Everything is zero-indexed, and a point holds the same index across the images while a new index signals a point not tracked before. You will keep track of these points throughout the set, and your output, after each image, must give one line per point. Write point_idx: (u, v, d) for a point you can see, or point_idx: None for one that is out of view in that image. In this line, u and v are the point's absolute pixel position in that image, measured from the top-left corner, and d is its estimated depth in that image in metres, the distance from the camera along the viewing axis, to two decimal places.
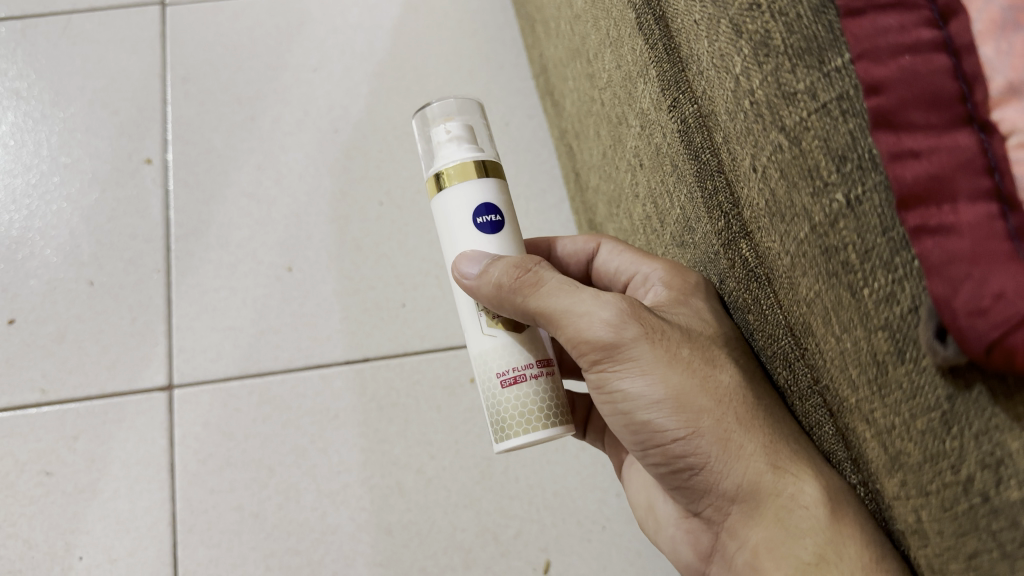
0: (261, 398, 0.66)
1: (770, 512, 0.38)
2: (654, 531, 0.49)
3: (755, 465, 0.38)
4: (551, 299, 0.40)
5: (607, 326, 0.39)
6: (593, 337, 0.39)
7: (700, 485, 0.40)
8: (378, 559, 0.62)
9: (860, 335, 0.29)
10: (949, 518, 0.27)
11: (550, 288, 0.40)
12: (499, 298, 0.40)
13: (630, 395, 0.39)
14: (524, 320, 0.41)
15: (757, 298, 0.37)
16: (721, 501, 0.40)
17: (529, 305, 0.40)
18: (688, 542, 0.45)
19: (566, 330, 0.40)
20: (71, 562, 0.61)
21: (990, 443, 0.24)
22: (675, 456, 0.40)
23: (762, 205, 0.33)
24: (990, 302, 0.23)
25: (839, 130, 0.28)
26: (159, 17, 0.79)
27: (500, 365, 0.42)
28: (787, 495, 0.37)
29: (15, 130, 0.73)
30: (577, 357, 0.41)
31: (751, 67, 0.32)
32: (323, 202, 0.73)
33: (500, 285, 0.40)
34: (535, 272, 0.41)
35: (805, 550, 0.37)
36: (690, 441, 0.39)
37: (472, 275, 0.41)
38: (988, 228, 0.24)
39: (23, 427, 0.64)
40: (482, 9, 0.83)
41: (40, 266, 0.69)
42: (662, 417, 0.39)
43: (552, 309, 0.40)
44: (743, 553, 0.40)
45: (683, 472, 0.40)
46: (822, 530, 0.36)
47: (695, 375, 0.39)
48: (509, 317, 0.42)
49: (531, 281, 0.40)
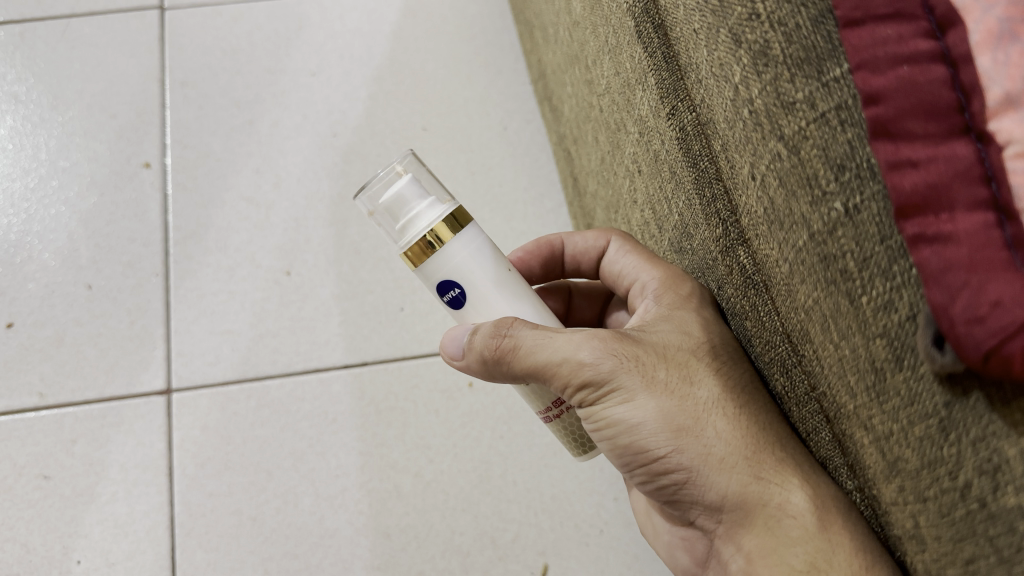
0: (259, 401, 0.66)
1: (760, 522, 0.39)
2: (653, 536, 0.50)
3: (741, 475, 0.39)
4: (528, 353, 0.41)
5: (586, 372, 0.40)
6: (575, 378, 0.40)
7: (687, 500, 0.41)
8: (376, 563, 0.62)
9: (859, 343, 0.29)
10: (947, 524, 0.27)
11: (528, 341, 0.41)
12: (483, 360, 0.42)
13: (615, 423, 0.41)
14: (510, 375, 0.43)
15: (755, 304, 0.37)
16: (711, 514, 0.41)
17: (509, 360, 0.41)
18: (686, 548, 0.46)
19: (550, 378, 0.41)
20: (69, 566, 0.60)
21: (987, 450, 0.25)
22: (660, 473, 0.41)
23: (761, 212, 0.34)
24: (988, 310, 0.23)
25: (839, 138, 0.28)
26: (158, 21, 0.79)
27: (536, 411, 0.47)
28: (774, 505, 0.38)
29: (15, 134, 0.73)
30: (564, 396, 0.42)
31: (749, 76, 0.32)
32: (322, 206, 0.73)
33: (482, 353, 0.42)
34: (510, 336, 0.41)
35: (796, 558, 0.37)
36: (670, 462, 0.40)
37: (458, 356, 0.44)
38: (985, 237, 0.24)
39: (21, 430, 0.64)
40: (481, 14, 0.83)
41: (38, 269, 0.68)
42: (645, 440, 0.40)
43: (530, 362, 0.41)
44: (737, 560, 0.40)
45: (671, 490, 0.42)
46: (814, 537, 0.36)
47: (674, 395, 0.40)
48: (495, 373, 0.43)
49: (509, 347, 0.41)
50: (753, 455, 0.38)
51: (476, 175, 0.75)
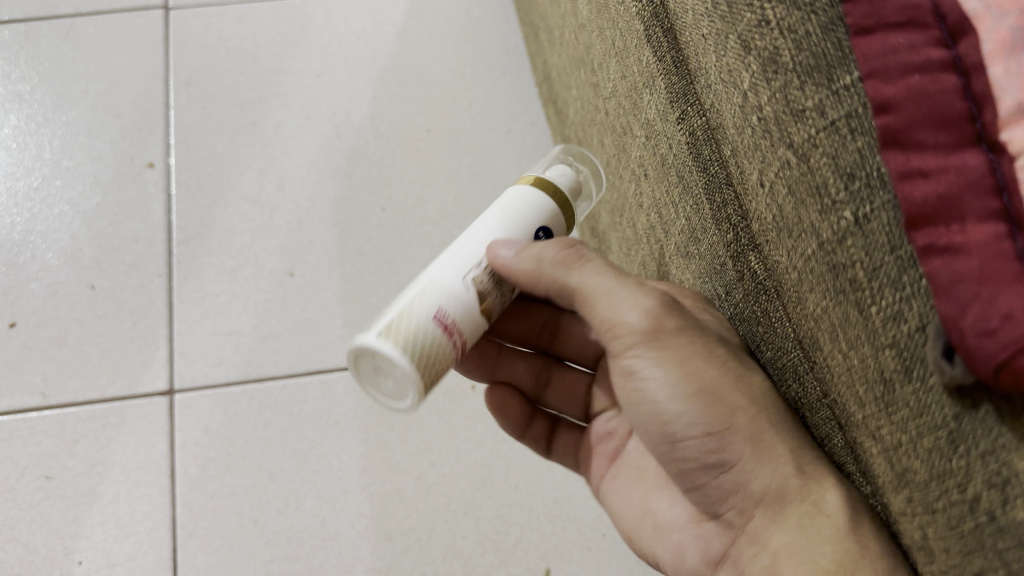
0: (262, 403, 0.66)
1: (793, 518, 0.37)
2: (651, 539, 0.46)
3: (783, 467, 0.36)
4: (592, 276, 0.40)
5: (645, 313, 0.39)
6: (631, 323, 0.39)
7: (725, 482, 0.39)
8: (377, 566, 0.62)
9: (867, 353, 0.28)
10: (955, 536, 0.27)
11: (594, 266, 0.40)
12: (538, 270, 0.39)
13: (663, 383, 0.38)
14: (558, 296, 0.41)
15: (765, 310, 0.37)
16: (745, 502, 0.39)
17: (569, 278, 0.39)
18: (699, 546, 0.43)
19: (602, 314, 0.39)
20: (71, 566, 0.60)
21: (996, 462, 0.25)
22: (704, 450, 0.38)
23: (771, 220, 0.33)
24: (998, 323, 0.23)
25: (848, 147, 0.28)
26: (162, 21, 0.79)
27: (446, 303, 0.38)
28: (809, 500, 0.36)
29: (18, 133, 0.73)
30: (607, 341, 0.40)
31: (758, 83, 0.32)
32: (326, 208, 0.73)
33: (542, 260, 0.39)
34: (578, 253, 0.40)
35: (824, 557, 0.35)
36: (724, 435, 0.38)
37: (510, 253, 0.39)
38: (996, 249, 0.24)
39: (22, 430, 0.64)
40: (484, 16, 0.82)
41: (41, 269, 0.68)
42: (695, 405, 0.38)
43: (591, 287, 0.39)
44: (762, 557, 0.38)
45: (711, 468, 0.39)
46: (846, 537, 0.33)
47: (731, 371, 0.38)
48: (542, 292, 0.41)
49: (573, 262, 0.40)
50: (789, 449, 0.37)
51: (480, 177, 0.75)
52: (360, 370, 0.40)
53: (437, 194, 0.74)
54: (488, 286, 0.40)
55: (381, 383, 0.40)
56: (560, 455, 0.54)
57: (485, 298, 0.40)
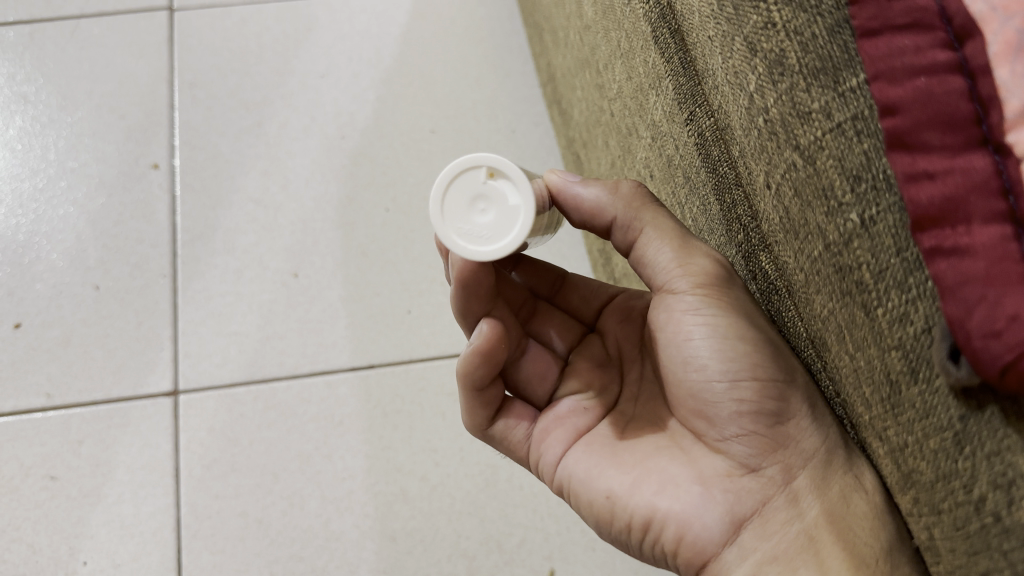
0: (266, 404, 0.66)
1: (835, 491, 0.35)
2: (655, 492, 0.40)
3: (830, 432, 0.36)
4: (661, 216, 0.40)
5: (714, 256, 0.39)
6: (698, 263, 0.38)
7: (776, 434, 0.38)
8: (382, 566, 0.62)
9: (874, 355, 0.29)
10: (961, 537, 0.27)
11: (664, 212, 0.41)
12: (610, 197, 0.41)
13: (728, 322, 0.37)
14: (620, 229, 0.41)
15: (776, 310, 0.37)
16: (793, 459, 0.38)
17: (639, 209, 0.40)
18: (723, 502, 0.39)
19: (669, 252, 0.39)
20: (76, 566, 0.61)
21: (1002, 464, 0.25)
22: (767, 399, 0.37)
23: (778, 221, 0.33)
24: (1005, 325, 0.23)
25: (854, 149, 0.28)
26: (167, 22, 0.79)
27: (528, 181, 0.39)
28: (853, 474, 0.34)
29: (23, 134, 0.73)
30: (669, 277, 0.39)
31: (765, 85, 0.32)
32: (331, 209, 0.73)
33: (616, 191, 0.41)
34: (652, 198, 0.41)
35: (863, 532, 0.34)
36: (790, 381, 0.36)
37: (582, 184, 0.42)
38: (1003, 251, 0.24)
39: (27, 430, 0.64)
40: (489, 16, 0.83)
41: (46, 270, 0.69)
42: (761, 352, 0.37)
43: (659, 222, 0.40)
44: (796, 527, 0.37)
45: (764, 416, 0.37)
46: (884, 516, 0.32)
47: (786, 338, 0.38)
48: (607, 223, 0.42)
49: (645, 202, 0.41)
50: (826, 425, 0.36)
51: None
52: (446, 202, 0.36)
53: None
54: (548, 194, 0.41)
55: (472, 219, 0.36)
56: (506, 427, 0.47)
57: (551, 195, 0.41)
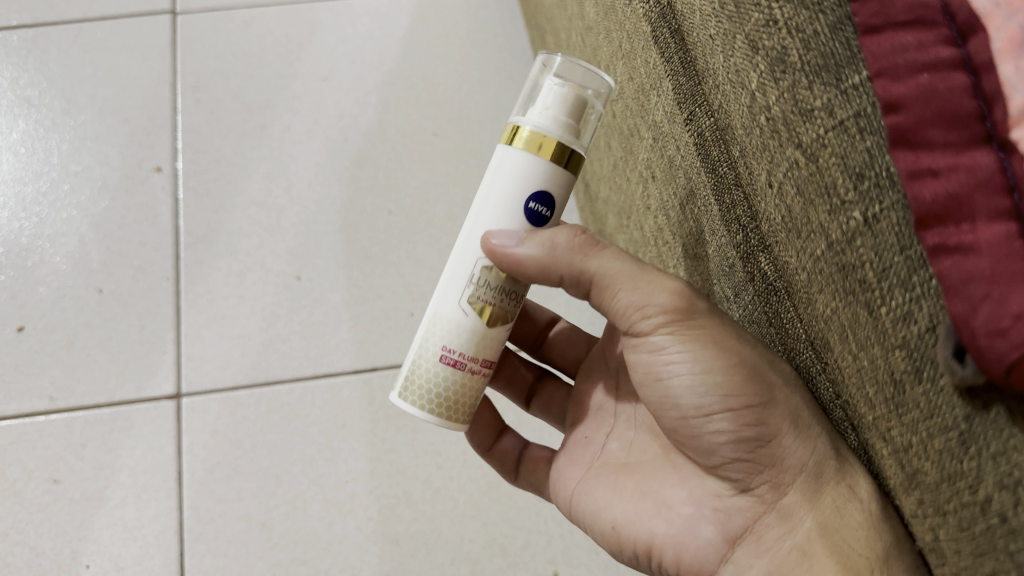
0: (269, 406, 0.66)
1: (828, 502, 0.35)
2: (653, 515, 0.41)
3: (818, 443, 0.35)
4: (611, 258, 0.40)
5: (669, 292, 0.38)
6: (656, 303, 0.38)
7: (761, 456, 0.37)
8: (384, 569, 0.62)
9: (877, 353, 0.28)
10: (966, 538, 0.26)
11: (612, 251, 0.40)
12: (551, 254, 0.39)
13: (698, 357, 0.37)
14: (572, 281, 0.40)
15: (775, 311, 0.37)
16: (782, 476, 0.37)
17: (585, 259, 0.40)
18: (715, 520, 0.39)
19: (625, 297, 0.39)
20: (78, 569, 0.60)
21: (1008, 464, 0.24)
22: (745, 426, 0.37)
23: (780, 220, 0.33)
24: (1010, 323, 0.23)
25: (857, 147, 0.28)
26: (170, 26, 0.79)
27: (450, 341, 0.41)
28: (846, 484, 0.33)
29: (26, 138, 0.73)
30: (633, 322, 0.39)
31: (767, 83, 0.31)
32: (333, 211, 0.73)
33: (553, 243, 0.39)
34: (592, 237, 0.40)
35: (858, 541, 0.33)
36: (768, 402, 0.36)
37: (515, 245, 0.39)
38: (1007, 247, 0.24)
39: (31, 433, 0.64)
40: (491, 19, 0.83)
41: (49, 273, 0.69)
42: (733, 382, 0.36)
43: (609, 268, 0.39)
44: (791, 540, 0.37)
45: (747, 443, 0.37)
46: (880, 524, 0.32)
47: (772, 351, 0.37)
48: (556, 279, 0.40)
49: (589, 245, 0.40)
50: (810, 436, 0.35)
51: None
52: None
53: (444, 197, 0.74)
54: (491, 298, 0.41)
55: None
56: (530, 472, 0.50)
57: (491, 311, 0.41)
